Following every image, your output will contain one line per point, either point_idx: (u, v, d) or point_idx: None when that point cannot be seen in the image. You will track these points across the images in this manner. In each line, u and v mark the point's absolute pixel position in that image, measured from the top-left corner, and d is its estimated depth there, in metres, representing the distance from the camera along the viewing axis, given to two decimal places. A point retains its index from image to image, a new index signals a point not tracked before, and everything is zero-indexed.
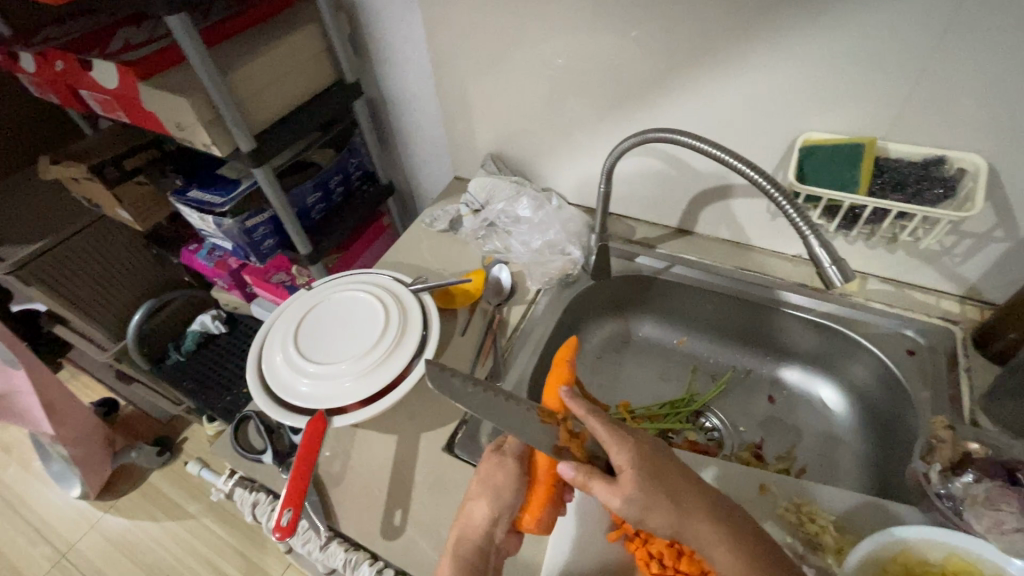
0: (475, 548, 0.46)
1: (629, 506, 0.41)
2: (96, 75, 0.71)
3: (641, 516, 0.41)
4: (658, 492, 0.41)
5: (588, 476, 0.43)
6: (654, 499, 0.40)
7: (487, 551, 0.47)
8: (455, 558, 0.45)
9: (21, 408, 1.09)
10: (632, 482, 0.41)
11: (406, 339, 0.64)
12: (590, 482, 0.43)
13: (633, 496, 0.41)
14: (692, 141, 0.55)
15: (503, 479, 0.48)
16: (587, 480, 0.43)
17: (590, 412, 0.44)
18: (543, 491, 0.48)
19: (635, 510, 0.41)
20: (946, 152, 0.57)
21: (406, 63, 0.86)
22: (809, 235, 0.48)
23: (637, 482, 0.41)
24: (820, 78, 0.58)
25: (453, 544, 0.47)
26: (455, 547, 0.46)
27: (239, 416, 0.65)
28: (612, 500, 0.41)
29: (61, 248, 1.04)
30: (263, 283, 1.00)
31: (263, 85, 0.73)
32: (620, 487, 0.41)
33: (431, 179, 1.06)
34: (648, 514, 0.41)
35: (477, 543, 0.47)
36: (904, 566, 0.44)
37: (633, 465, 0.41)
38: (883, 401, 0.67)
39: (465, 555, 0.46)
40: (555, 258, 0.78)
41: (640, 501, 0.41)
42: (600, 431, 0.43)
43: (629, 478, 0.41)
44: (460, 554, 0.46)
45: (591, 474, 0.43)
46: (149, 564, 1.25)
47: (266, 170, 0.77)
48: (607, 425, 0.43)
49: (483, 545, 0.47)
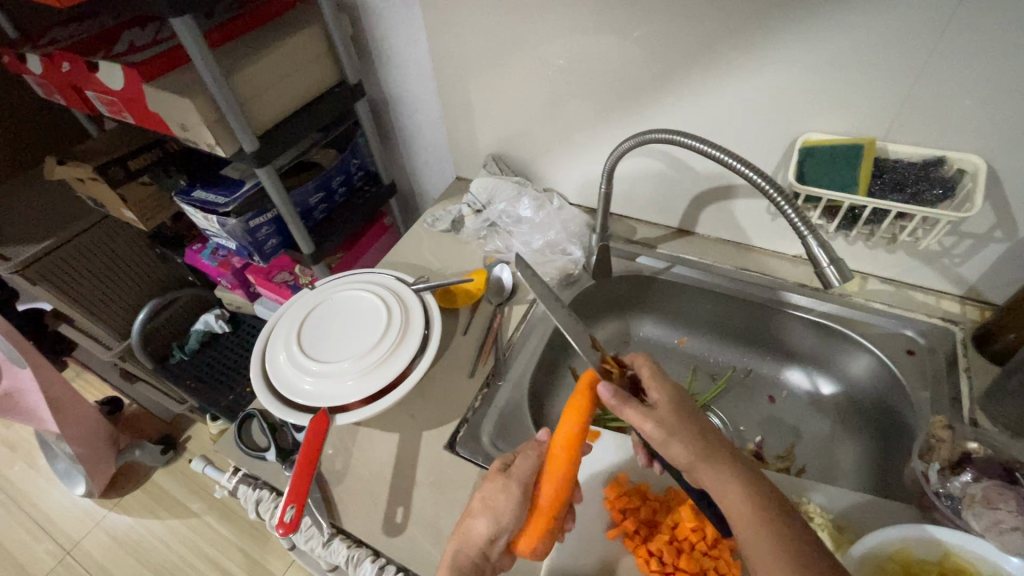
0: (473, 561, 0.46)
1: (656, 428, 0.44)
2: (102, 76, 0.72)
3: (666, 441, 0.44)
4: (687, 422, 0.44)
5: (623, 401, 0.46)
6: (681, 427, 0.44)
7: (483, 566, 0.46)
8: (453, 569, 0.45)
9: (27, 406, 1.10)
10: (666, 407, 0.45)
11: (408, 338, 0.64)
12: (624, 406, 0.46)
13: (662, 420, 0.44)
14: (690, 142, 0.55)
15: (506, 503, 0.47)
16: (621, 404, 0.46)
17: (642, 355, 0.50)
18: (541, 523, 0.47)
19: (663, 434, 0.44)
20: (945, 153, 0.57)
21: (408, 64, 0.86)
22: (806, 235, 0.48)
23: (670, 411, 0.45)
24: (818, 79, 0.59)
25: (451, 558, 0.46)
26: (453, 559, 0.46)
27: (243, 414, 0.65)
28: (643, 421, 0.45)
29: (66, 248, 1.04)
30: (266, 282, 1.02)
31: (266, 86, 0.73)
32: (654, 412, 0.45)
33: (433, 179, 1.06)
34: (673, 440, 0.44)
35: (475, 559, 0.46)
36: (901, 565, 0.44)
37: (666, 397, 0.46)
38: (882, 401, 0.67)
39: (462, 569, 0.45)
40: (556, 258, 0.79)
41: (670, 426, 0.44)
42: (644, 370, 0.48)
43: (663, 406, 0.45)
44: (457, 567, 0.45)
45: (626, 399, 0.46)
46: (153, 562, 1.25)
47: (269, 170, 0.78)
48: (654, 367, 0.49)
49: (481, 561, 0.46)
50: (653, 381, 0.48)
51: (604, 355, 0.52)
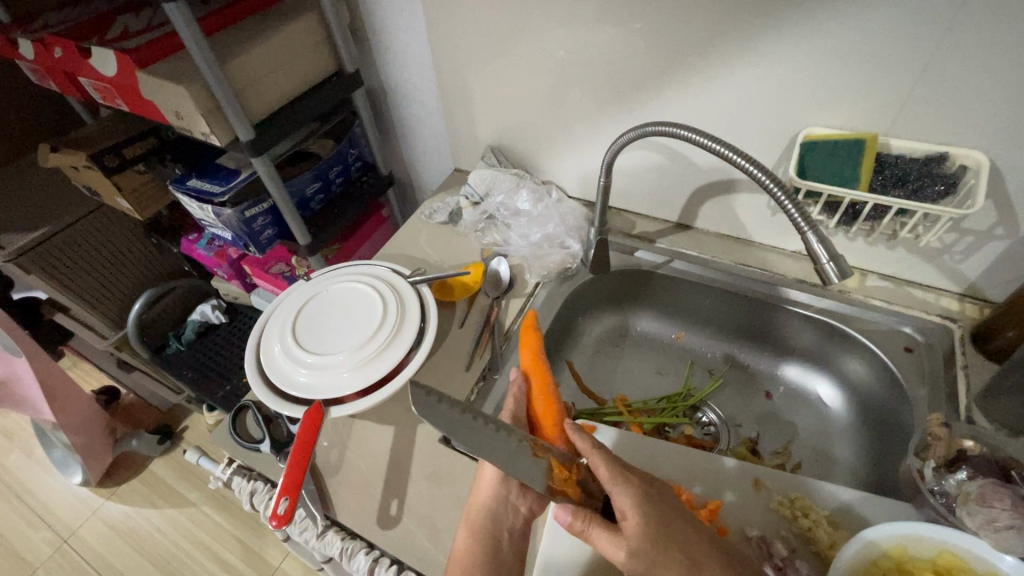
0: (488, 516, 0.52)
1: (633, 559, 0.41)
2: (95, 63, 0.71)
3: (648, 572, 0.41)
4: (664, 543, 0.41)
5: (588, 525, 0.43)
6: (661, 553, 0.41)
7: (499, 517, 0.53)
8: (467, 526, 0.52)
9: (23, 395, 1.10)
10: (635, 528, 0.42)
11: (404, 331, 0.64)
12: (590, 529, 0.43)
13: (636, 547, 0.41)
14: (692, 135, 0.55)
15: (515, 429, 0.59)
16: (587, 527, 0.43)
17: (595, 449, 0.46)
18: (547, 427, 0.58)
19: (642, 565, 0.41)
20: (949, 149, 0.56)
21: (407, 54, 0.85)
22: (806, 230, 0.47)
23: (641, 532, 0.42)
24: (821, 73, 0.58)
25: (467, 515, 0.53)
26: (469, 517, 0.52)
27: (237, 406, 0.65)
28: (614, 549, 0.42)
29: (60, 236, 1.04)
30: (262, 274, 0.98)
31: (263, 74, 0.72)
32: (625, 536, 0.42)
33: (431, 170, 1.05)
34: (655, 570, 0.41)
35: (490, 513, 0.52)
36: (896, 561, 0.44)
37: (636, 512, 0.43)
38: (879, 397, 0.67)
39: (477, 523, 0.52)
40: (554, 251, 0.78)
41: (647, 554, 0.41)
42: (600, 470, 0.45)
43: (632, 525, 0.42)
44: (472, 521, 0.52)
45: (590, 521, 0.43)
46: (149, 551, 1.26)
47: (266, 160, 0.77)
48: (610, 463, 0.46)
49: (497, 511, 0.53)
50: (617, 487, 0.44)
51: (549, 459, 0.50)
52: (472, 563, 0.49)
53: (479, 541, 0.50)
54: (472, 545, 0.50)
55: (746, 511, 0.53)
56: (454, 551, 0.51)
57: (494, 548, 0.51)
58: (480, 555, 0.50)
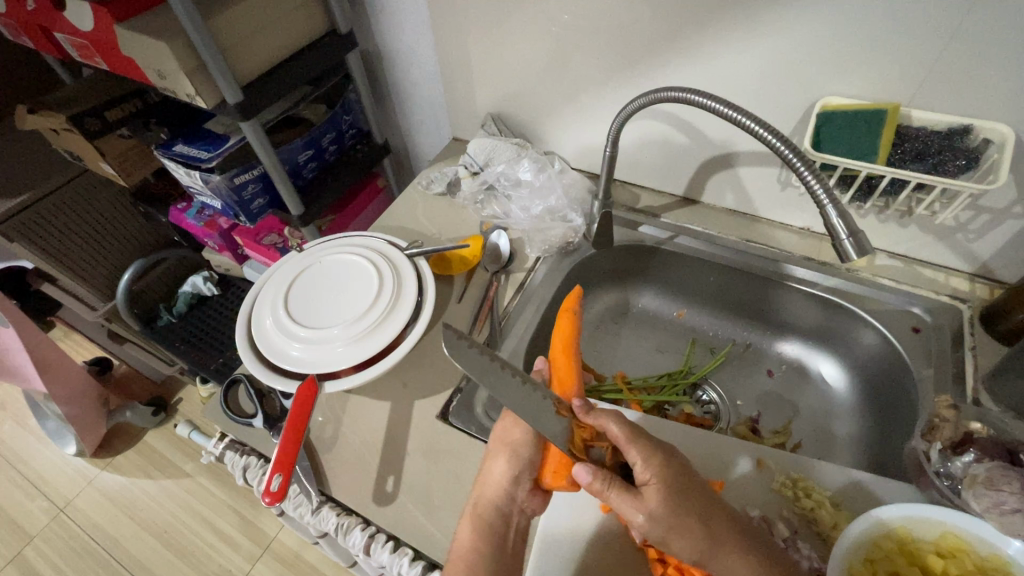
0: (495, 511, 0.49)
1: (651, 524, 0.41)
2: (70, 16, 0.67)
3: (664, 537, 0.41)
4: (682, 508, 0.41)
5: (607, 484, 0.43)
6: (680, 518, 0.41)
7: (505, 514, 0.50)
8: (475, 520, 0.49)
9: (13, 366, 1.08)
10: (656, 494, 0.41)
11: (401, 305, 0.62)
12: (609, 491, 0.42)
13: (656, 511, 0.41)
14: (708, 102, 0.51)
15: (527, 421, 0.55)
16: (606, 489, 0.43)
17: (614, 414, 0.45)
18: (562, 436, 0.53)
19: (659, 529, 0.41)
20: (972, 122, 0.53)
21: (403, 14, 0.80)
22: (825, 204, 0.45)
23: (662, 497, 0.41)
24: (841, 40, 0.55)
25: (472, 510, 0.49)
26: (476, 510, 0.49)
27: (229, 378, 0.63)
28: (632, 512, 0.41)
29: (43, 203, 1.00)
30: (254, 244, 0.99)
31: (251, 33, 0.68)
32: (644, 500, 0.41)
33: (429, 140, 1.02)
34: (672, 535, 0.40)
35: (498, 508, 0.50)
36: (897, 542, 0.43)
37: (657, 476, 0.42)
38: (885, 377, 0.66)
39: (486, 515, 0.49)
40: (556, 224, 0.75)
41: (665, 520, 0.40)
42: (621, 433, 0.44)
43: (652, 489, 0.41)
44: (480, 514, 0.49)
45: (610, 482, 0.43)
46: (147, 520, 1.26)
47: (255, 125, 0.73)
48: (631, 427, 0.45)
49: (503, 508, 0.50)
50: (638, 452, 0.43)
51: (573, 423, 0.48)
52: (475, 557, 0.46)
53: (485, 532, 0.48)
54: (478, 541, 0.47)
55: (748, 492, 0.52)
56: (455, 543, 0.48)
57: (501, 551, 0.48)
58: (486, 550, 0.47)
